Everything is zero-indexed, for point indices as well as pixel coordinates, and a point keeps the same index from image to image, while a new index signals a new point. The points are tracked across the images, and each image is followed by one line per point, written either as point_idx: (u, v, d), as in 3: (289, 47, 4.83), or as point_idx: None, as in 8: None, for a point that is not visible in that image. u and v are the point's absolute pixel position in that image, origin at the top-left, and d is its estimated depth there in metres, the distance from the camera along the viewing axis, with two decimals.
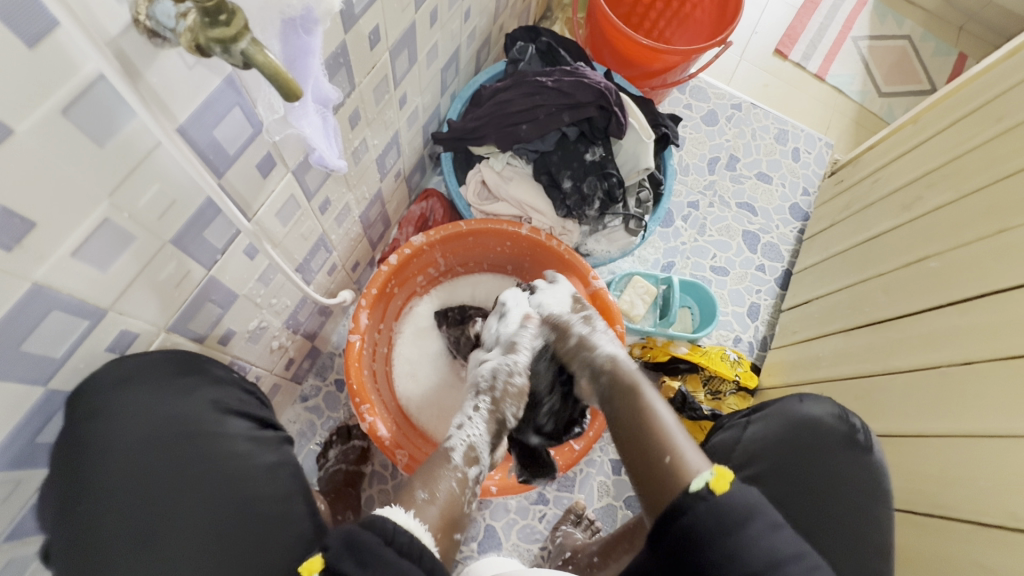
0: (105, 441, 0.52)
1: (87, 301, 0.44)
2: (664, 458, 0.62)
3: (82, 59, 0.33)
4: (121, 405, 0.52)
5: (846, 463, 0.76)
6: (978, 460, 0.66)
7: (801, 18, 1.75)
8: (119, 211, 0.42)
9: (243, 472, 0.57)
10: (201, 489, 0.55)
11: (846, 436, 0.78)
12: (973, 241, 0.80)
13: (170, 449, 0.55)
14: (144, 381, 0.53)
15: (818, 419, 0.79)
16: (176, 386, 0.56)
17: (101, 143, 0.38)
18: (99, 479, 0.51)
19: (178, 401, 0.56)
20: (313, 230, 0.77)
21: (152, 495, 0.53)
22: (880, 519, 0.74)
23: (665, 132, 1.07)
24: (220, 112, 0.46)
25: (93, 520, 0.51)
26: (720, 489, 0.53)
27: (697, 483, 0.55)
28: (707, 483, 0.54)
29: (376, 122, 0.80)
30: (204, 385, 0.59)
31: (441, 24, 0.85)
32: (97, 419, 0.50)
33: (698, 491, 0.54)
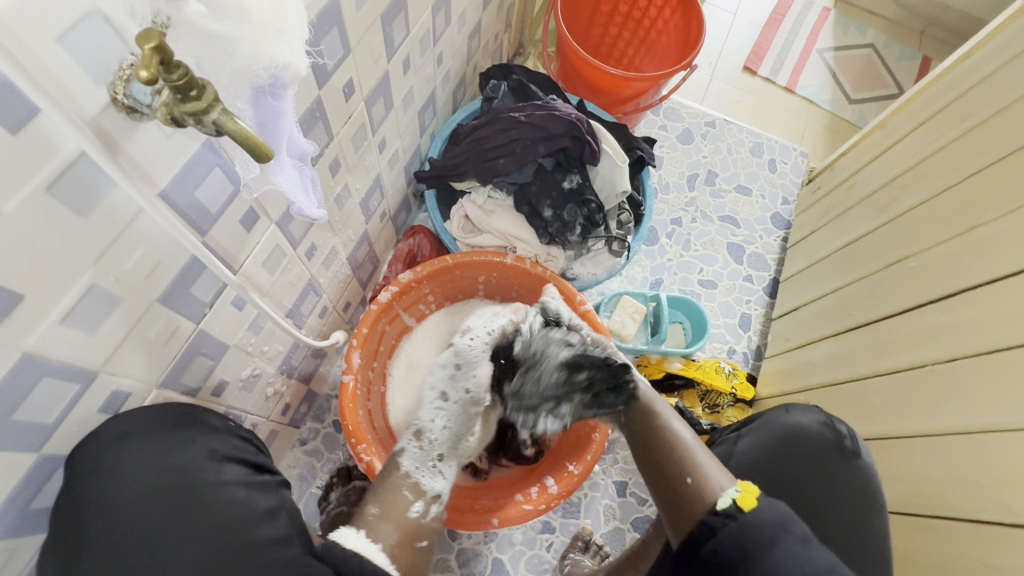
0: (106, 498, 0.52)
1: (77, 364, 0.45)
2: (685, 479, 0.67)
3: (63, 140, 0.35)
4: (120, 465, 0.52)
5: (839, 469, 0.77)
6: (972, 455, 0.66)
7: (766, 35, 1.81)
8: (105, 275, 0.44)
9: (237, 520, 0.57)
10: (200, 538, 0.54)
11: (834, 445, 0.78)
12: (947, 239, 0.82)
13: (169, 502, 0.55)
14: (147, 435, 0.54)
15: (807, 431, 0.79)
16: (176, 438, 0.57)
17: (85, 214, 0.39)
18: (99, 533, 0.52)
19: (176, 454, 0.57)
20: (300, 275, 0.79)
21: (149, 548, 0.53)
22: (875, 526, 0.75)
23: (639, 155, 1.10)
24: (200, 174, 0.49)
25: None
26: (747, 508, 0.60)
27: (724, 503, 0.61)
28: (735, 503, 0.61)
29: (357, 168, 0.83)
30: (205, 432, 0.60)
31: (414, 70, 0.89)
32: (94, 478, 0.51)
33: (727, 510, 0.61)
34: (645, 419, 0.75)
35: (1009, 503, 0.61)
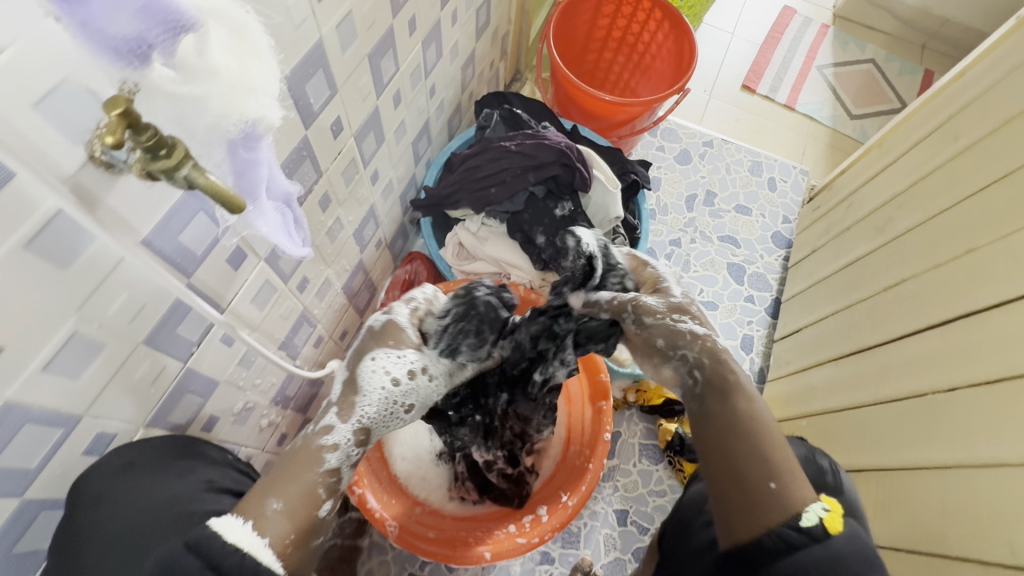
0: (100, 530, 0.54)
1: (60, 410, 0.46)
2: (769, 484, 0.49)
3: (40, 199, 0.36)
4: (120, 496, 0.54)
5: None
6: (971, 489, 0.64)
7: (764, 54, 1.81)
8: (87, 322, 0.45)
9: None
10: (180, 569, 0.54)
11: None
12: (944, 261, 0.80)
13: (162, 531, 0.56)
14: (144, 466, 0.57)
15: None
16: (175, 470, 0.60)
17: (66, 266, 0.41)
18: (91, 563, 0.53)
19: (173, 484, 0.59)
20: (293, 308, 0.80)
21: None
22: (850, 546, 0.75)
23: (633, 178, 1.11)
24: (184, 220, 0.50)
25: None
26: (835, 531, 0.46)
27: (810, 518, 0.46)
28: (823, 522, 0.46)
29: (349, 201, 0.84)
30: (202, 463, 0.63)
31: (406, 103, 0.91)
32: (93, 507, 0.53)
33: (813, 530, 0.46)
34: (726, 428, 0.53)
35: (1010, 540, 0.57)
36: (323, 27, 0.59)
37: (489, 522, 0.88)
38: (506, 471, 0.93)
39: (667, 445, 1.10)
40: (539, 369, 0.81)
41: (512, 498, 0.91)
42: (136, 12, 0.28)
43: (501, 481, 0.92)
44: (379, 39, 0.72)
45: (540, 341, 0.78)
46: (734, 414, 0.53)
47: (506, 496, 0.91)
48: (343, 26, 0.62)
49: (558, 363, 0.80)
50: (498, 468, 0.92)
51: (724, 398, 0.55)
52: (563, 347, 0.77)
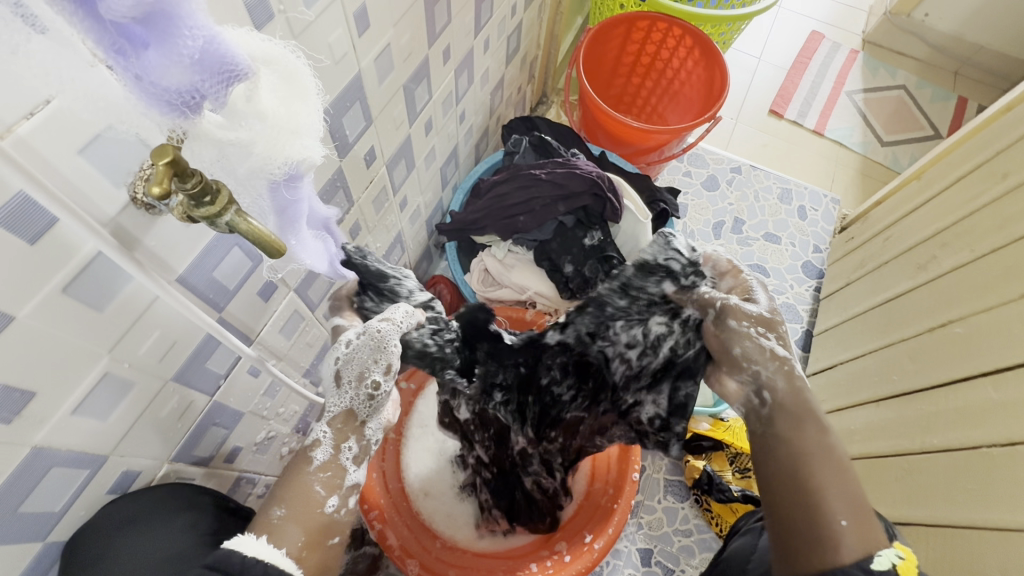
0: None
1: (87, 450, 0.44)
2: (838, 521, 0.46)
3: (81, 242, 0.36)
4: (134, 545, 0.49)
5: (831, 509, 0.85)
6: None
7: (792, 78, 1.79)
8: (119, 362, 0.44)
9: None
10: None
11: None
12: (996, 305, 0.76)
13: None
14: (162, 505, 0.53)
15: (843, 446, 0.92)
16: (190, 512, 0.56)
17: (101, 308, 0.40)
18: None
19: None
20: (319, 336, 0.78)
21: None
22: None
23: (663, 207, 1.09)
24: (219, 256, 0.49)
25: None
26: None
27: (882, 562, 0.44)
28: (895, 568, 0.44)
29: (377, 228, 0.84)
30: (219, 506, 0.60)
31: (437, 130, 0.91)
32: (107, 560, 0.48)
33: (884, 575, 0.43)
34: (805, 456, 0.50)
35: None
36: (362, 60, 0.58)
37: (509, 560, 0.84)
38: (543, 486, 0.90)
39: (693, 483, 1.06)
40: (628, 391, 0.80)
41: (543, 517, 0.89)
42: (193, 65, 0.28)
43: (534, 492, 0.90)
44: (415, 69, 0.72)
45: (627, 356, 0.79)
46: (809, 448, 0.50)
47: (536, 515, 0.89)
48: (382, 58, 0.62)
49: (652, 395, 0.78)
50: (537, 477, 0.90)
51: (797, 427, 0.52)
52: (660, 379, 0.76)
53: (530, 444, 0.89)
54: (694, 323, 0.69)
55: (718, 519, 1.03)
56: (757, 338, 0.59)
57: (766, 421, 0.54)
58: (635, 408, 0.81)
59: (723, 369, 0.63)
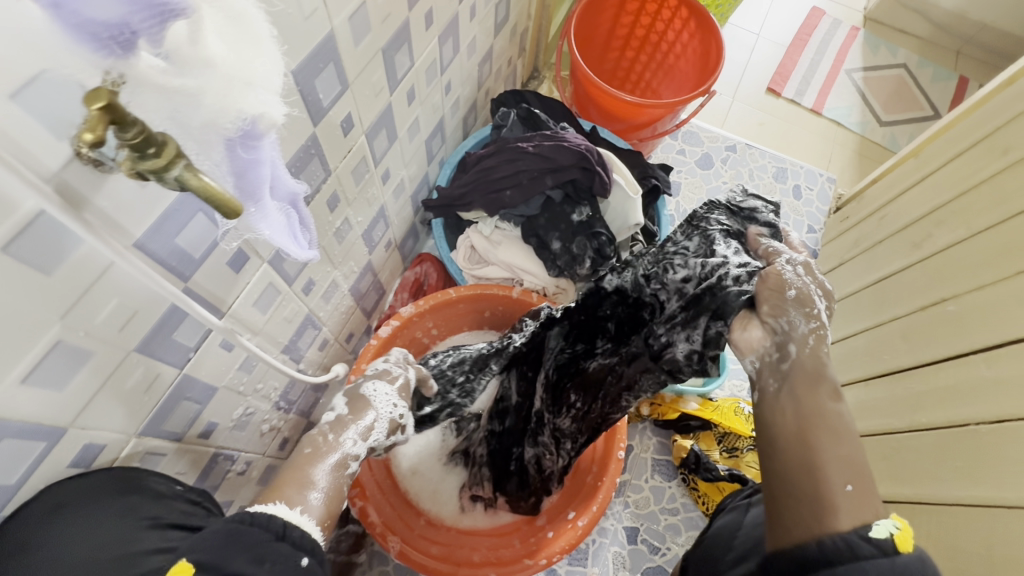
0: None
1: (44, 421, 0.43)
2: (842, 485, 0.42)
3: (19, 199, 0.33)
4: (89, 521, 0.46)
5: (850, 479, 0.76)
6: (1002, 533, 0.60)
7: (790, 56, 1.75)
8: (73, 330, 0.42)
9: None
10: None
11: None
12: (990, 282, 0.75)
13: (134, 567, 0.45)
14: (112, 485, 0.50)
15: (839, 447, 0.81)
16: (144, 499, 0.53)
17: (49, 271, 0.38)
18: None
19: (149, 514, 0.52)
20: (297, 311, 0.77)
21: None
22: None
23: (654, 183, 1.06)
24: (181, 221, 0.47)
25: None
26: (906, 550, 0.40)
27: (880, 531, 0.40)
28: (892, 538, 0.40)
29: (359, 201, 0.81)
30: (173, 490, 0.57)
31: (421, 100, 0.88)
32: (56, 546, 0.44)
33: (884, 544, 0.40)
34: (810, 423, 0.45)
35: None
36: (335, 18, 0.55)
37: (492, 537, 0.85)
38: (542, 463, 0.82)
39: (681, 462, 1.06)
40: (664, 327, 0.61)
41: (528, 496, 0.85)
42: None
43: (530, 467, 0.83)
44: (395, 32, 0.69)
45: (671, 291, 0.64)
46: (822, 414, 0.45)
47: (523, 490, 0.84)
48: (357, 18, 0.59)
49: (685, 331, 0.58)
50: (540, 451, 0.81)
51: (812, 387, 0.47)
52: (694, 311, 0.57)
53: (545, 404, 0.78)
54: (749, 270, 0.56)
55: (704, 498, 1.03)
56: (813, 297, 0.51)
57: (781, 376, 0.48)
58: (667, 350, 0.61)
59: (762, 311, 0.52)
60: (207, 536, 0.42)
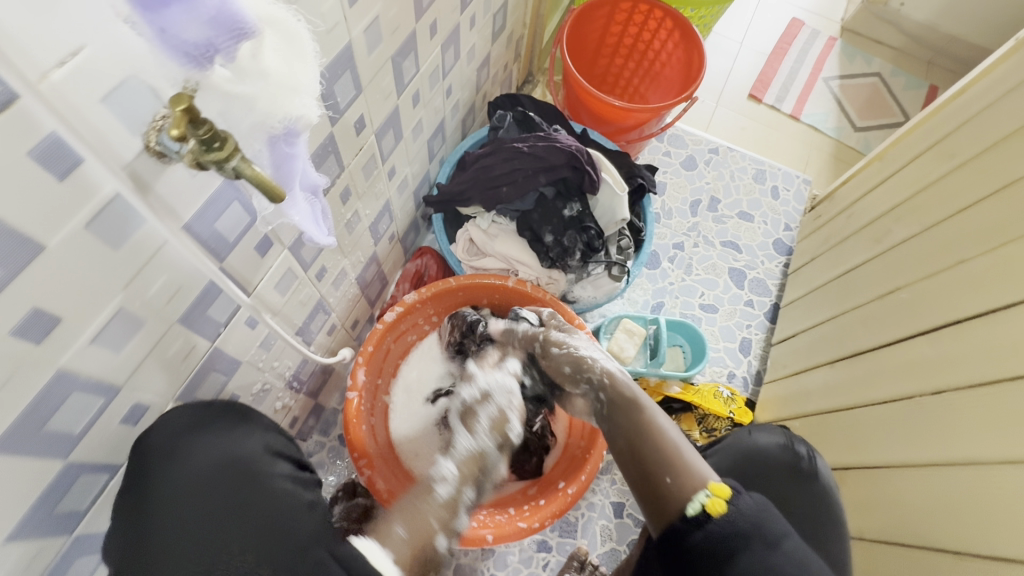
0: (162, 487, 0.57)
1: (103, 379, 0.49)
2: (665, 478, 0.67)
3: (100, 183, 0.40)
4: (188, 462, 0.60)
5: (791, 486, 0.84)
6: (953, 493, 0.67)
7: (772, 64, 1.85)
8: (131, 300, 0.48)
9: (275, 510, 0.60)
10: (234, 547, 0.56)
11: (790, 467, 0.85)
12: (937, 272, 0.84)
13: (227, 499, 0.59)
14: (203, 426, 0.63)
15: (765, 450, 0.87)
16: (235, 428, 0.66)
17: (116, 246, 0.44)
18: (155, 549, 0.54)
19: (235, 443, 0.64)
20: (311, 295, 0.83)
21: (201, 552, 0.55)
22: (835, 536, 0.81)
23: (640, 182, 1.14)
24: (220, 208, 0.54)
25: (158, 545, 0.55)
26: (715, 512, 0.62)
27: (694, 507, 0.63)
28: (703, 507, 0.63)
29: (367, 195, 0.88)
30: (257, 427, 0.68)
31: (424, 103, 0.95)
32: (174, 457, 0.59)
33: (698, 517, 0.63)
34: (635, 439, 0.73)
35: (986, 533, 0.62)
36: (353, 30, 0.62)
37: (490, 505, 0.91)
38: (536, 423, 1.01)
39: None
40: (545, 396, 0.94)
41: (529, 457, 0.98)
42: (208, 22, 0.32)
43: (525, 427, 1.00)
44: (403, 42, 0.76)
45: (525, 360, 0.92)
46: (642, 432, 0.73)
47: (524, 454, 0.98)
48: (371, 29, 0.66)
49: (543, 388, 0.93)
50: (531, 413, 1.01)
51: (629, 411, 0.76)
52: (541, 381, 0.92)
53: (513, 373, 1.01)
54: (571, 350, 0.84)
55: None
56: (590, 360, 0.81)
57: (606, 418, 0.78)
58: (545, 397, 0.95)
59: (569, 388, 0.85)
60: (237, 463, 0.63)
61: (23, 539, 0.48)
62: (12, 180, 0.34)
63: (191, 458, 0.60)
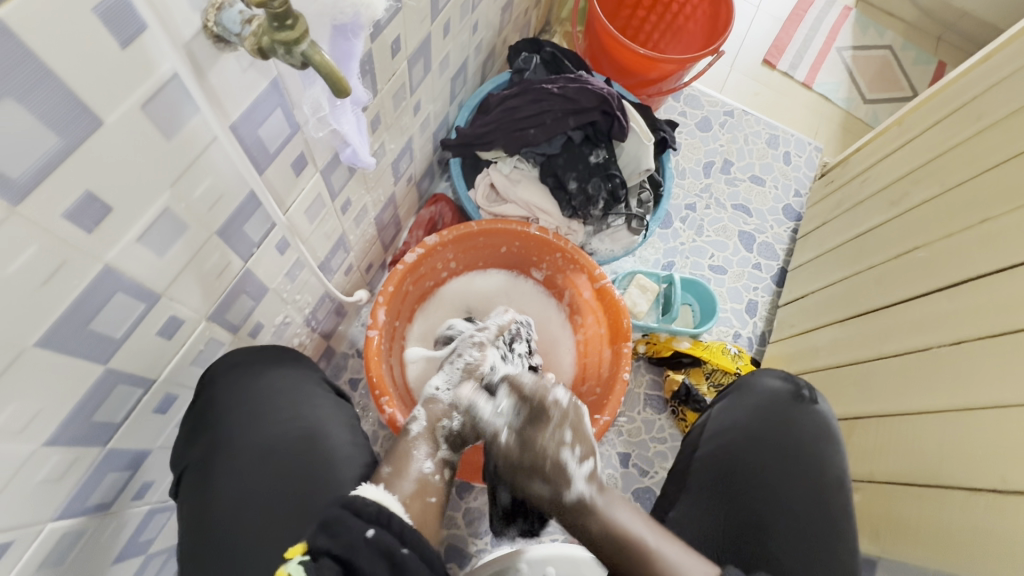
0: (224, 397, 0.64)
1: (144, 284, 0.47)
2: None
3: (159, 61, 0.37)
4: (253, 389, 0.67)
5: (801, 417, 0.83)
6: (971, 440, 0.70)
7: (787, 30, 1.82)
8: (177, 201, 0.46)
9: (313, 430, 0.68)
10: (282, 471, 0.65)
11: (792, 396, 0.84)
12: (957, 231, 0.85)
13: (283, 426, 0.67)
14: (255, 357, 0.68)
15: (774, 393, 0.85)
16: (285, 356, 0.72)
17: (169, 136, 0.41)
18: (221, 457, 0.64)
19: (285, 370, 0.71)
20: (334, 229, 0.81)
21: (247, 461, 0.65)
22: (834, 457, 0.80)
23: (663, 136, 1.13)
24: (264, 114, 0.50)
25: (219, 443, 0.64)
26: None
27: None
28: None
29: (393, 127, 0.84)
30: (302, 357, 0.75)
31: (452, 35, 0.91)
32: (235, 371, 0.65)
33: None
34: None
35: (1001, 473, 0.65)
36: None
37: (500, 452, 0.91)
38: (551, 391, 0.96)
39: (673, 395, 1.15)
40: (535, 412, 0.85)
41: None
42: None
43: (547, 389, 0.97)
44: None
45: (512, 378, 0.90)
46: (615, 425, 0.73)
47: None
48: None
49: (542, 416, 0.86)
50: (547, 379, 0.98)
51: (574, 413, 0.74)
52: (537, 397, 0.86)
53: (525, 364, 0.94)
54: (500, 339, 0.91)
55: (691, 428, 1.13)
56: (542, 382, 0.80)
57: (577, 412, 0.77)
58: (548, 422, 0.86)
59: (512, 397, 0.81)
60: (288, 388, 0.70)
61: (59, 445, 0.47)
62: (77, 39, 0.31)
63: (254, 387, 0.67)
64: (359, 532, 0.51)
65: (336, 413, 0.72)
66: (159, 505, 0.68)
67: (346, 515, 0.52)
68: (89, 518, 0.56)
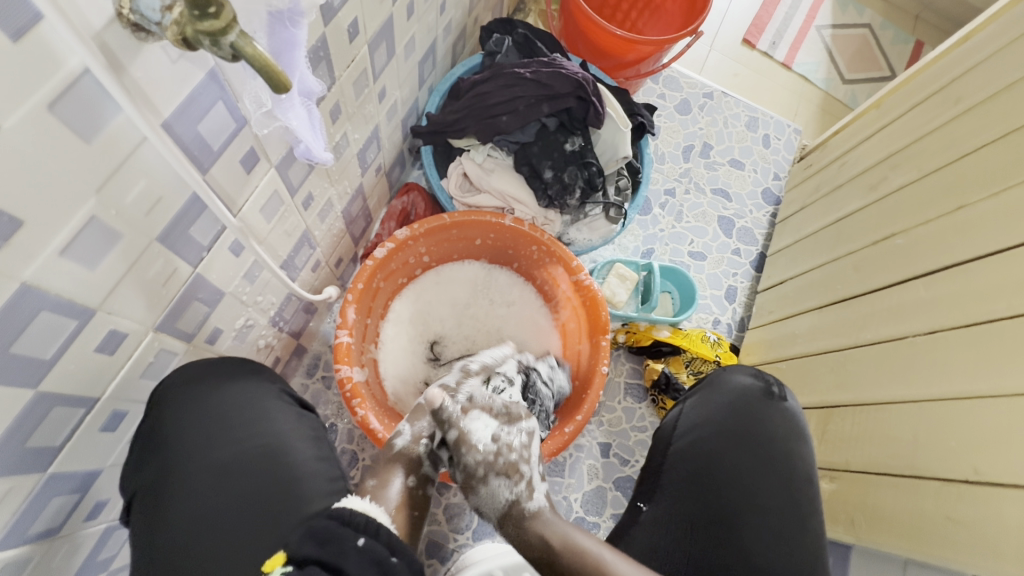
0: (179, 415, 0.61)
1: (75, 299, 0.43)
2: None
3: (66, 54, 0.33)
4: (210, 404, 0.64)
5: (770, 414, 0.83)
6: (943, 431, 0.70)
7: (767, 8, 1.79)
8: (106, 208, 0.42)
9: (274, 449, 0.66)
10: (240, 495, 0.62)
11: (762, 392, 0.85)
12: (933, 218, 0.85)
13: (242, 445, 0.64)
14: (215, 374, 0.65)
15: (745, 390, 0.85)
16: (246, 370, 0.69)
17: (88, 140, 0.37)
18: (176, 480, 0.61)
19: (242, 386, 0.68)
20: (296, 226, 0.77)
21: (203, 485, 0.61)
22: (800, 455, 0.81)
23: (641, 121, 1.09)
24: (204, 108, 0.46)
25: (172, 464, 0.61)
26: None
27: None
28: None
29: (356, 116, 0.80)
30: (264, 373, 0.71)
31: (418, 17, 0.85)
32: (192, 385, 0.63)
33: None
34: None
35: (975, 464, 0.65)
36: None
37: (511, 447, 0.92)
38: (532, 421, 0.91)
39: (652, 384, 1.14)
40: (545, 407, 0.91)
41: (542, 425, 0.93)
42: None
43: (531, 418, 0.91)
44: None
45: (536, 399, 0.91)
46: None
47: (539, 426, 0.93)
48: None
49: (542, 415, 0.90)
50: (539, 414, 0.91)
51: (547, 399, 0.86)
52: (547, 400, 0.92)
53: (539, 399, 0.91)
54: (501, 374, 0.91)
55: None
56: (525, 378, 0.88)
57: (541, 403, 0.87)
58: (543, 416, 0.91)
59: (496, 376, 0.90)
60: (245, 405, 0.67)
61: None
62: None
63: (209, 405, 0.64)
64: (352, 543, 0.52)
65: (299, 425, 0.70)
66: (117, 522, 0.65)
67: (345, 533, 0.53)
68: (36, 544, 0.52)
